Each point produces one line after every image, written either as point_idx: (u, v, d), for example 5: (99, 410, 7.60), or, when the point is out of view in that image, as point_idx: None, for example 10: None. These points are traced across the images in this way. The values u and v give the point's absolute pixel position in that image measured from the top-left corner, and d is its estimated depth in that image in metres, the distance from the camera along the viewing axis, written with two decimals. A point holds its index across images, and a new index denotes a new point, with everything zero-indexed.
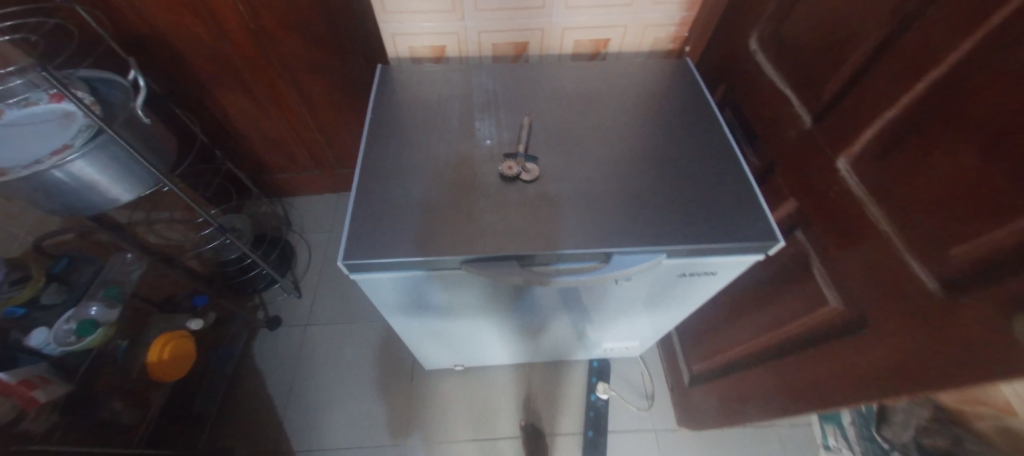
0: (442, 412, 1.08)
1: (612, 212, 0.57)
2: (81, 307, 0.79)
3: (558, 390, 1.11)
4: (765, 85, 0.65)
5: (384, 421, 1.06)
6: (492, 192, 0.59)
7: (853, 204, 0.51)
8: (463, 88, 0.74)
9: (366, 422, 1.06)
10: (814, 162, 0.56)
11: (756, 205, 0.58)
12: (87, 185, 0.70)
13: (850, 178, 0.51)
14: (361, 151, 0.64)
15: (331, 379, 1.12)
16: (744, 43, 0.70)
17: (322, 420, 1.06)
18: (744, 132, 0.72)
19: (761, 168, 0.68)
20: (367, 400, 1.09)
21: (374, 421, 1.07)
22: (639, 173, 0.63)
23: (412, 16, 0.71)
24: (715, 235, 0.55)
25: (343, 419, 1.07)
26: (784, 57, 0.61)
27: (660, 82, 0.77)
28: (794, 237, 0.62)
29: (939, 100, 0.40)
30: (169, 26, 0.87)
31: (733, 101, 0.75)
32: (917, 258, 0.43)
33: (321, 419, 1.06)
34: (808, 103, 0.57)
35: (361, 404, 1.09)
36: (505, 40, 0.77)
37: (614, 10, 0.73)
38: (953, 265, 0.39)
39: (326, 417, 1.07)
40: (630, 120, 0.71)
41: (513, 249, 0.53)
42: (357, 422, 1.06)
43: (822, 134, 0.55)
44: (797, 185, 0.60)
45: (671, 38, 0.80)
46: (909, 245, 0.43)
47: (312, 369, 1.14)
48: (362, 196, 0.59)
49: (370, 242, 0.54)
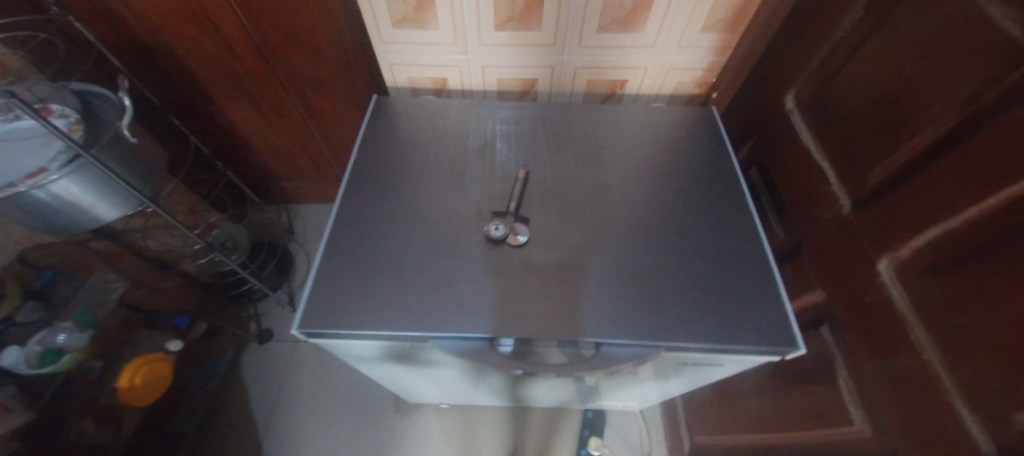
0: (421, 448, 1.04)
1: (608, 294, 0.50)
2: (55, 329, 0.74)
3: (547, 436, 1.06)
4: (800, 152, 0.57)
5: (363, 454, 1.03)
6: (475, 256, 0.53)
7: (893, 317, 0.43)
8: (461, 128, 0.68)
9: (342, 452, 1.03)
10: (850, 256, 0.48)
11: (776, 297, 0.50)
12: (70, 204, 0.68)
13: (892, 287, 0.43)
14: (341, 195, 0.60)
15: (315, 402, 1.10)
16: (779, 99, 0.61)
17: (299, 445, 1.04)
18: (770, 198, 0.64)
19: (786, 244, 0.60)
20: (348, 429, 1.06)
21: (352, 452, 1.03)
22: (642, 245, 0.56)
23: (411, 47, 0.65)
24: (721, 332, 0.48)
25: (321, 446, 1.04)
26: (824, 125, 0.53)
27: (678, 133, 0.70)
28: (818, 333, 0.54)
29: (1013, 223, 0.32)
30: (172, 41, 0.83)
31: (760, 161, 0.67)
32: (969, 409, 0.34)
33: (300, 444, 1.04)
34: (847, 184, 0.49)
35: (340, 431, 1.06)
36: (512, 77, 0.71)
37: (632, 52, 0.66)
38: (1010, 433, 0.31)
39: (306, 443, 1.04)
40: (639, 177, 0.64)
41: (488, 331, 0.47)
42: (336, 452, 1.03)
43: (862, 225, 0.47)
44: (827, 275, 0.52)
45: (696, 82, 0.72)
46: (962, 390, 0.35)
47: (297, 390, 1.11)
48: (334, 249, 0.54)
49: (333, 307, 0.49)
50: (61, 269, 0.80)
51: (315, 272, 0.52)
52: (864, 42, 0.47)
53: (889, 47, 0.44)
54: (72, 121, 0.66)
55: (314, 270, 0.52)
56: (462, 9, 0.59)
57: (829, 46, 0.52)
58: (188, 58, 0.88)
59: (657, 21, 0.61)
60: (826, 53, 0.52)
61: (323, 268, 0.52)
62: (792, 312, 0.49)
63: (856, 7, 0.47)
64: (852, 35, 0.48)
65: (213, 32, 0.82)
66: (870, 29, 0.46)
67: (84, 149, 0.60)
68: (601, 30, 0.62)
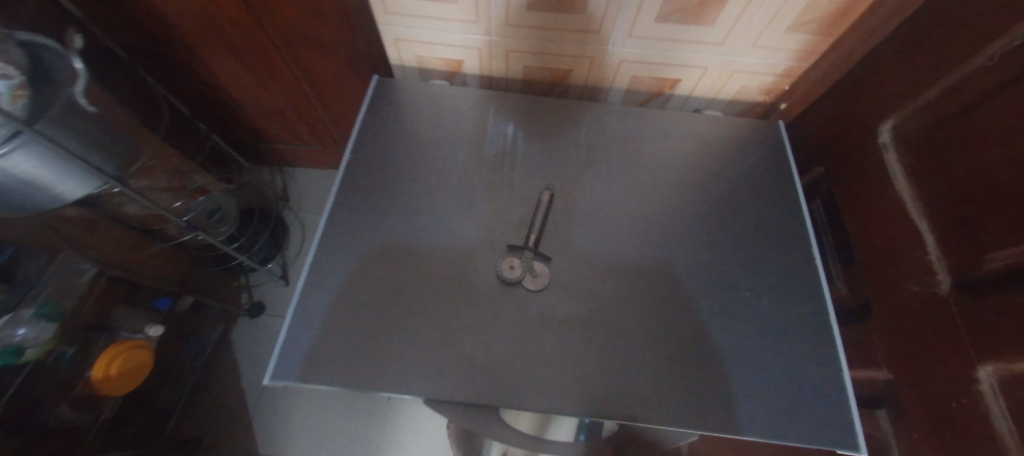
0: (409, 443, 1.02)
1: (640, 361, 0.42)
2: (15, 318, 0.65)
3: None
4: (887, 199, 0.47)
5: (354, 439, 1.01)
6: (484, 299, 0.46)
7: (983, 437, 0.35)
8: (475, 126, 0.57)
9: (328, 440, 1.01)
10: (935, 344, 0.40)
11: (835, 382, 0.43)
12: (26, 180, 0.58)
13: (993, 401, 0.35)
14: (330, 205, 0.51)
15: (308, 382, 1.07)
16: (870, 127, 0.50)
17: (287, 427, 1.02)
18: (836, 242, 0.55)
19: (848, 302, 0.52)
20: (340, 412, 1.04)
21: (341, 438, 1.02)
22: (680, 297, 0.48)
23: (422, 21, 0.53)
24: (761, 421, 0.41)
25: (312, 427, 1.02)
26: (931, 174, 0.43)
27: (733, 152, 0.59)
28: (872, 415, 0.47)
29: None
30: None
31: (829, 195, 0.56)
32: None
33: (291, 423, 1.02)
34: (952, 257, 0.40)
35: (329, 418, 1.03)
36: (541, 65, 0.59)
37: (694, 49, 0.53)
38: None
39: (296, 423, 1.02)
40: (681, 208, 0.54)
41: (494, 400, 0.40)
42: (326, 434, 1.01)
43: (964, 314, 0.38)
44: (895, 355, 0.44)
45: (761, 88, 0.60)
46: None
47: None
48: (321, 275, 0.46)
49: (315, 352, 0.42)
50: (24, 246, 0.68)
51: (295, 303, 0.45)
52: (1017, 80, 0.35)
53: None
54: (16, 85, 0.51)
55: (293, 301, 0.45)
56: None
57: (962, 75, 0.40)
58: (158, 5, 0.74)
59: (734, 15, 0.48)
60: (955, 83, 0.41)
61: (307, 298, 0.45)
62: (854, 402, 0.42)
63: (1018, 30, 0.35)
64: (1002, 67, 0.36)
65: None
66: None
67: (26, 125, 0.50)
68: (661, 19, 0.49)
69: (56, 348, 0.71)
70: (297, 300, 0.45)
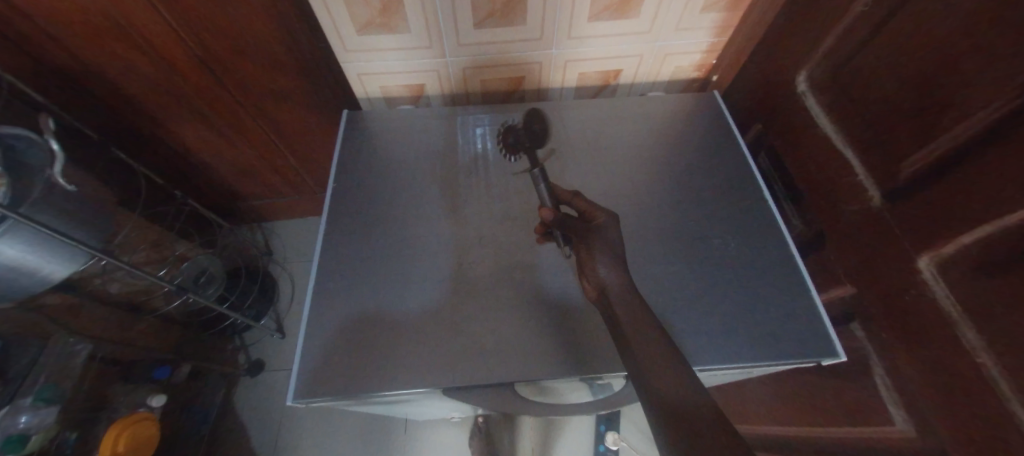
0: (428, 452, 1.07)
1: (636, 312, 0.39)
2: (17, 409, 0.68)
3: (548, 444, 1.06)
4: (816, 137, 0.53)
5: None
6: (482, 290, 0.51)
7: (937, 317, 0.39)
8: (447, 139, 0.64)
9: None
10: (879, 251, 0.45)
11: (810, 304, 0.48)
12: (15, 268, 0.60)
13: (937, 285, 0.39)
14: (323, 232, 0.55)
15: (325, 412, 1.13)
16: (790, 80, 0.57)
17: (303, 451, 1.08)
18: (785, 187, 0.61)
19: (806, 236, 0.57)
20: (359, 442, 1.09)
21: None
22: (651, 258, 0.54)
23: (386, 54, 0.60)
24: (754, 346, 0.46)
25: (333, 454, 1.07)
26: (845, 107, 0.49)
27: (679, 125, 0.66)
28: (847, 329, 0.51)
29: None
30: (104, 61, 0.71)
31: (770, 146, 0.63)
32: None
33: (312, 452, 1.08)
34: (876, 174, 0.46)
35: (349, 430, 1.10)
36: (496, 76, 0.66)
37: (627, 38, 0.62)
38: None
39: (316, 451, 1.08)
40: (643, 179, 0.61)
41: (504, 376, 0.44)
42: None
43: (896, 218, 0.43)
44: (854, 270, 0.49)
45: (694, 65, 0.70)
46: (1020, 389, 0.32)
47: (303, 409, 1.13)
48: (327, 295, 0.50)
49: (329, 366, 0.45)
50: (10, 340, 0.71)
51: (304, 325, 0.48)
52: (891, 18, 0.43)
53: (923, 23, 0.39)
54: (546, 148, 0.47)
55: (304, 321, 0.48)
56: (435, 8, 0.53)
57: (846, 25, 0.48)
58: (124, 86, 0.77)
59: (653, 6, 0.57)
60: (844, 30, 0.48)
61: (316, 319, 0.48)
62: (827, 319, 0.47)
63: None
64: (875, 10, 0.44)
65: (148, 50, 0.69)
66: (896, 5, 0.42)
67: (10, 210, 0.52)
68: (592, 18, 0.57)
69: (59, 431, 0.75)
70: (305, 321, 0.48)
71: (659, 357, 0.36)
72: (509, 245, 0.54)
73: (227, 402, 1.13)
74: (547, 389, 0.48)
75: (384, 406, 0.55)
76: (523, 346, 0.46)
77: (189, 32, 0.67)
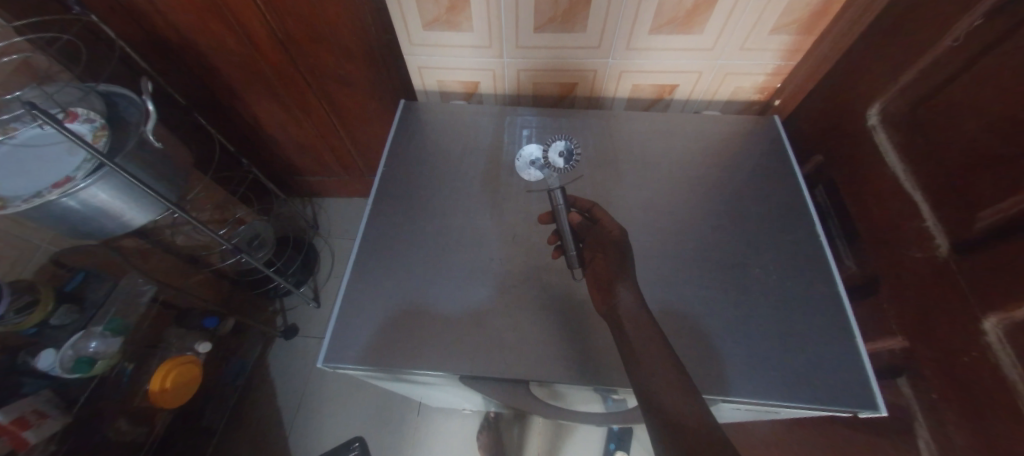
0: (439, 434, 1.10)
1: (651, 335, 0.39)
2: (88, 334, 0.78)
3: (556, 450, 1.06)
4: (882, 176, 0.50)
5: (389, 433, 1.11)
6: (510, 287, 0.52)
7: (997, 386, 0.36)
8: (494, 136, 0.66)
9: (363, 429, 1.11)
10: (941, 306, 0.42)
11: (852, 351, 0.45)
12: (103, 211, 0.68)
13: (1001, 351, 0.36)
14: (369, 211, 0.58)
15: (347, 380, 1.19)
16: (861, 112, 0.54)
17: (322, 415, 1.14)
18: (841, 225, 0.57)
19: (857, 278, 0.53)
20: (376, 413, 1.13)
21: (377, 432, 1.11)
22: (685, 278, 0.52)
23: (446, 50, 0.62)
24: (783, 388, 0.44)
25: (350, 421, 1.13)
26: (918, 146, 0.46)
27: (732, 148, 0.64)
28: (893, 384, 0.48)
29: None
30: (197, 36, 0.78)
31: (831, 180, 0.59)
32: None
33: (332, 415, 1.14)
34: (944, 221, 0.42)
35: (367, 401, 1.15)
36: (550, 79, 0.67)
37: (688, 54, 0.61)
38: None
39: (336, 416, 1.14)
40: (686, 198, 0.59)
41: (520, 372, 0.45)
42: (363, 428, 1.11)
43: (963, 272, 0.40)
44: (908, 323, 0.45)
45: (756, 87, 0.68)
46: None
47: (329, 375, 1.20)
48: (363, 270, 0.53)
49: (360, 338, 0.48)
50: (92, 271, 0.84)
51: (341, 294, 0.51)
52: (984, 56, 0.39)
53: (1018, 62, 0.36)
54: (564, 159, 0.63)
55: (342, 290, 0.51)
56: (500, 10, 0.55)
57: (932, 58, 0.44)
58: (211, 61, 0.85)
59: (719, 23, 0.56)
60: (928, 64, 0.45)
61: (351, 291, 0.51)
62: (869, 369, 0.44)
63: (975, 13, 0.40)
64: (968, 44, 0.41)
65: (238, 30, 0.76)
66: (995, 40, 0.38)
67: (107, 158, 0.59)
68: (654, 31, 0.57)
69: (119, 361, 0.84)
70: (343, 291, 0.51)
71: (674, 381, 0.36)
72: (541, 247, 0.55)
73: (262, 359, 1.21)
74: (559, 393, 0.49)
75: (407, 385, 0.58)
76: (545, 347, 0.47)
77: (272, 18, 0.74)
